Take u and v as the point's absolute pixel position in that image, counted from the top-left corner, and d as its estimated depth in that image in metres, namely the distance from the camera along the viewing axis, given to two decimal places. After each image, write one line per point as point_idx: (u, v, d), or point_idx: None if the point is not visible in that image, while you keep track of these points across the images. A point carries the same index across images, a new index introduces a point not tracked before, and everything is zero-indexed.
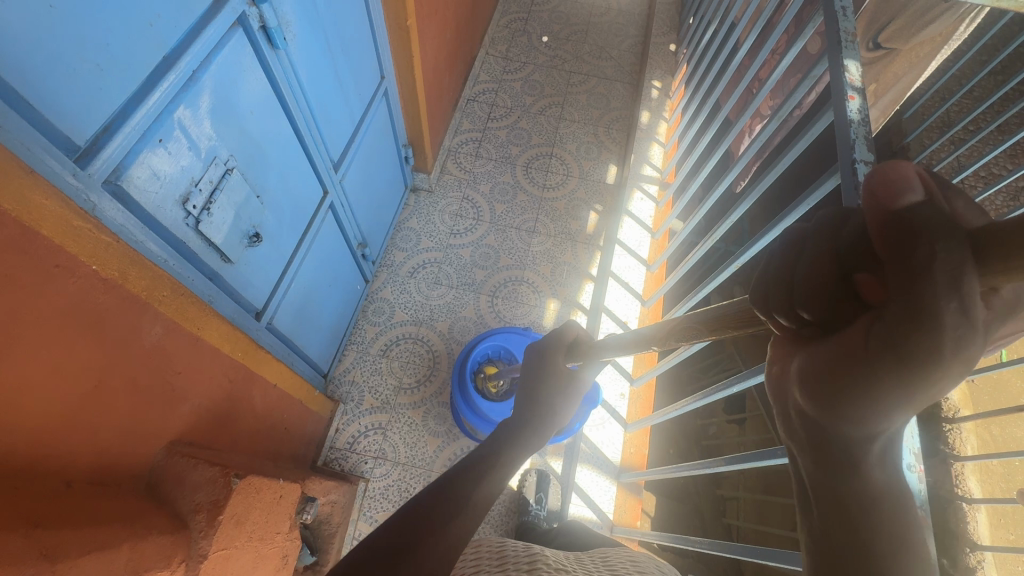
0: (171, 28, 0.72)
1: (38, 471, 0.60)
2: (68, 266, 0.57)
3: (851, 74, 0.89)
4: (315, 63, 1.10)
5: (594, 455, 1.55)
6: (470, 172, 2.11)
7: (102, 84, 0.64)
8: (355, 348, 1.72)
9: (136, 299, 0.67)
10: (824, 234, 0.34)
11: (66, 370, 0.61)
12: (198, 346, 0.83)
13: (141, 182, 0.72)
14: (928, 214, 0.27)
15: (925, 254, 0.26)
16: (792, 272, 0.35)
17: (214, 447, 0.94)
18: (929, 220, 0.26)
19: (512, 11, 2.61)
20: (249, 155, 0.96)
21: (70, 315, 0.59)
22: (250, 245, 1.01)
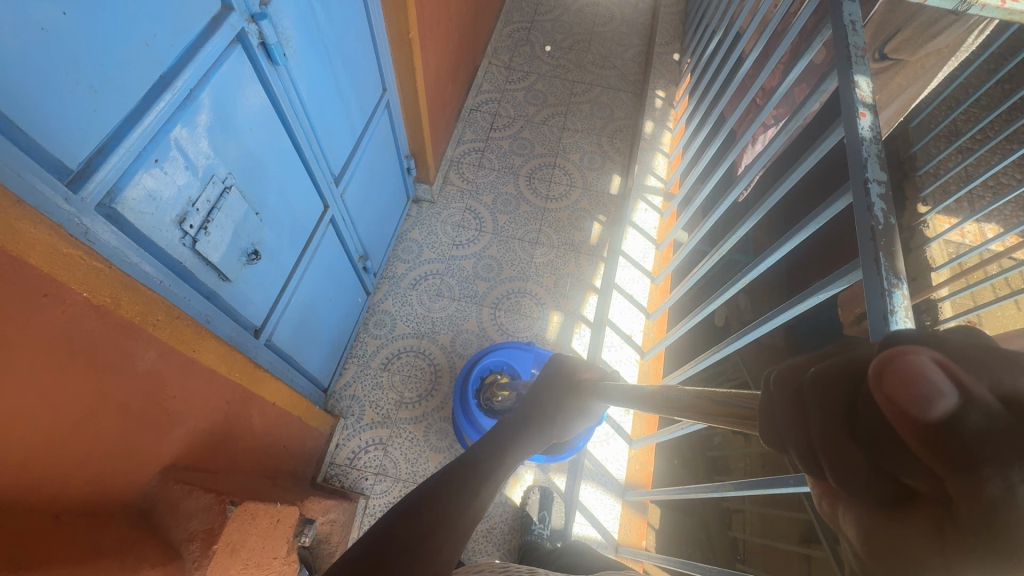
0: (167, 46, 0.71)
1: (25, 504, 0.57)
2: (59, 295, 0.55)
3: (862, 90, 0.87)
4: (315, 78, 1.09)
5: (598, 472, 1.52)
6: (472, 183, 2.10)
7: (96, 106, 0.62)
8: (356, 362, 1.70)
9: (130, 324, 0.65)
10: (836, 384, 0.27)
11: (55, 400, 0.59)
12: (194, 368, 0.81)
13: (136, 204, 0.70)
14: (988, 424, 0.19)
15: (972, 463, 0.20)
16: (809, 425, 0.29)
17: (210, 470, 0.91)
18: (969, 433, 0.20)
19: (515, 20, 2.61)
20: (248, 172, 0.95)
21: (60, 344, 0.57)
22: (248, 262, 1.00)
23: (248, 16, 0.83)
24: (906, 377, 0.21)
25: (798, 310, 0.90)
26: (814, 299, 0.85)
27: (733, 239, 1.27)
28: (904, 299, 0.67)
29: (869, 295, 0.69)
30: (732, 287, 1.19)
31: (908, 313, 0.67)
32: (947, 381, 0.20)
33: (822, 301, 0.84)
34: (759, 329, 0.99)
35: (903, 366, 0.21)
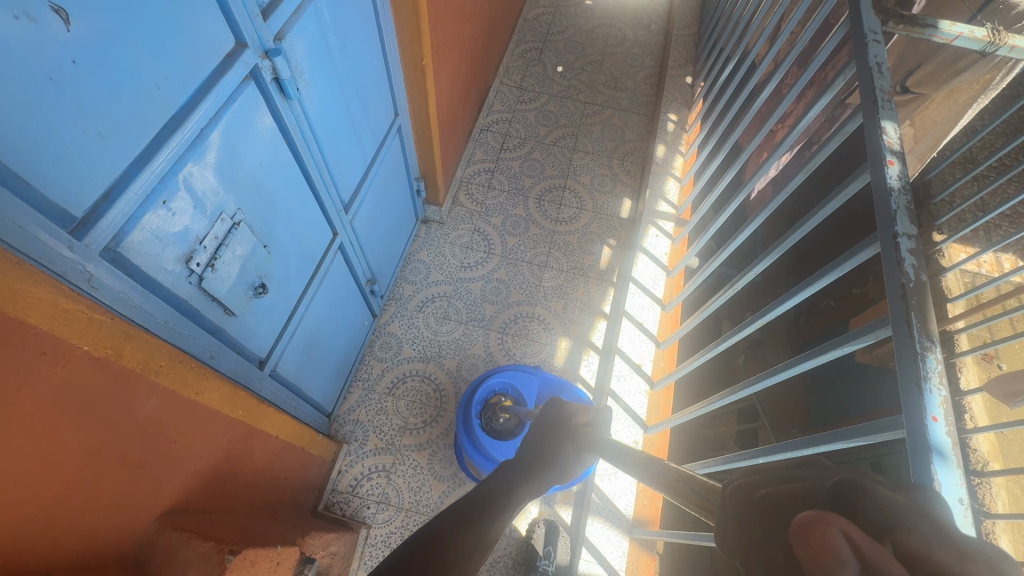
0: (180, 87, 0.69)
1: (16, 567, 0.55)
2: (60, 353, 0.53)
3: (889, 136, 0.84)
4: (328, 108, 1.08)
5: (605, 506, 1.49)
6: (482, 204, 2.08)
7: (104, 151, 0.61)
8: (360, 386, 1.68)
9: (131, 374, 0.63)
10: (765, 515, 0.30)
11: (52, 457, 0.56)
12: (197, 410, 0.79)
13: (142, 246, 0.69)
14: None
15: None
16: (739, 546, 0.31)
17: (210, 511, 0.89)
18: None
19: (527, 40, 2.60)
20: (257, 205, 0.93)
21: (59, 400, 0.55)
22: (255, 296, 0.98)
23: (262, 52, 0.82)
24: (824, 545, 0.25)
25: (820, 360, 0.87)
26: (836, 351, 0.82)
27: (749, 277, 1.24)
28: (937, 363, 0.63)
29: (900, 356, 0.66)
30: (748, 327, 1.16)
31: (941, 377, 0.63)
32: (855, 563, 0.25)
33: (846, 353, 0.80)
34: (777, 375, 0.96)
35: (818, 536, 0.26)
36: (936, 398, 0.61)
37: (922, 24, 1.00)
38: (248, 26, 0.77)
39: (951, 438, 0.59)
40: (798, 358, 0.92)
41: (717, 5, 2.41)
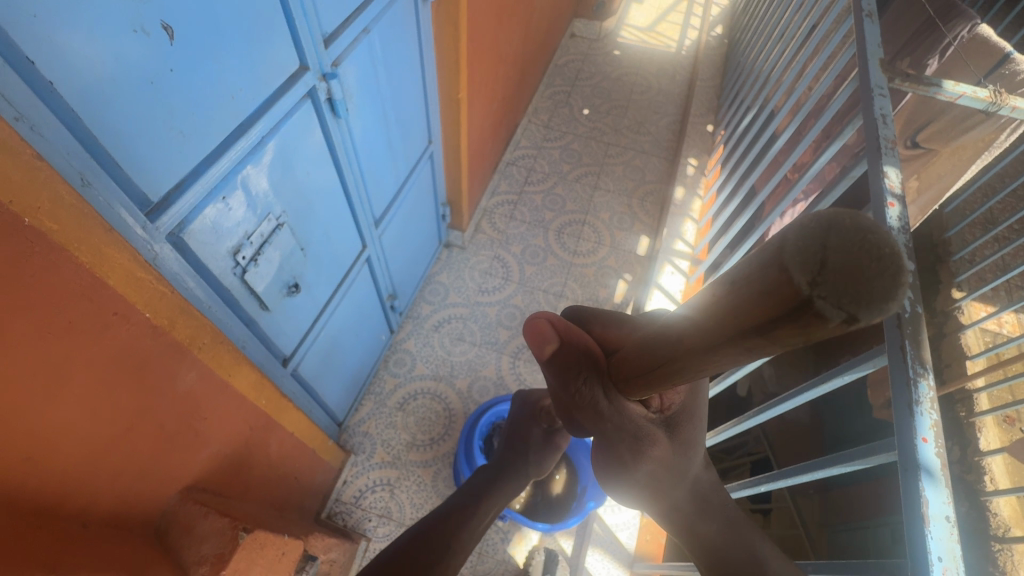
0: (250, 98, 0.79)
1: (58, 510, 0.61)
2: (125, 316, 0.60)
3: (890, 180, 0.90)
4: (370, 129, 1.17)
5: (607, 538, 1.46)
6: (503, 233, 2.17)
7: (183, 148, 0.70)
8: (372, 399, 1.71)
9: (180, 345, 0.70)
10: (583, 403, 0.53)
11: (103, 413, 0.62)
12: (227, 392, 0.85)
13: (200, 234, 0.77)
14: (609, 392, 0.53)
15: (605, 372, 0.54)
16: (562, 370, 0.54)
17: (224, 495, 0.93)
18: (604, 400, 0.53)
19: (556, 84, 2.76)
20: (299, 211, 1.02)
21: (119, 358, 0.62)
22: (288, 294, 1.05)
23: (320, 75, 0.93)
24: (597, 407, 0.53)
25: (832, 384, 0.85)
26: (837, 380, 0.83)
27: None
28: (929, 389, 0.67)
29: (893, 381, 0.69)
30: (756, 358, 1.09)
31: (933, 403, 0.67)
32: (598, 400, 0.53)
33: (848, 382, 0.81)
34: (790, 401, 0.95)
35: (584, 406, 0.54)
36: (926, 421, 0.65)
37: (925, 82, 1.07)
38: (312, 51, 0.88)
39: (940, 460, 0.62)
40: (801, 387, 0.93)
41: (738, 60, 2.54)
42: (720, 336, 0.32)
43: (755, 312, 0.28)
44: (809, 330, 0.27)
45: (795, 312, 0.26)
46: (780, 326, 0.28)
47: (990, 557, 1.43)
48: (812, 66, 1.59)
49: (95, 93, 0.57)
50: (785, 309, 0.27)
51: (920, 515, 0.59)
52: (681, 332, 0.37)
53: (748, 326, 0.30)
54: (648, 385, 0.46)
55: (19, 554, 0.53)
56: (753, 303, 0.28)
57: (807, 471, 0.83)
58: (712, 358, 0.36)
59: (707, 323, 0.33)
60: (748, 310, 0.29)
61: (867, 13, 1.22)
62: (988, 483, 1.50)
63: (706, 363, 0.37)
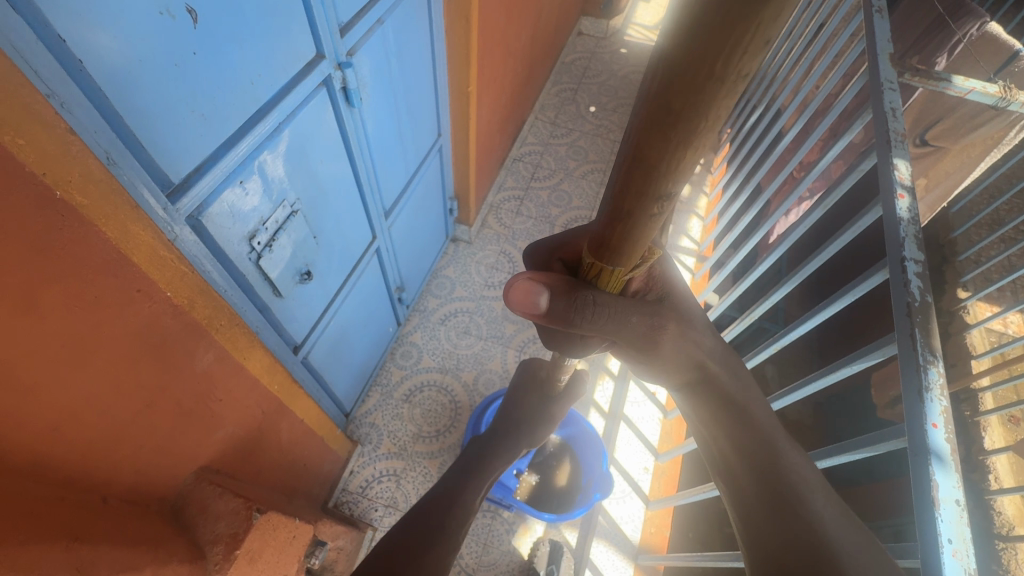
0: (268, 85, 0.80)
1: (80, 484, 0.62)
2: (147, 294, 0.61)
3: (900, 172, 0.90)
4: (382, 120, 1.18)
5: (612, 530, 1.47)
6: (509, 228, 2.18)
7: (204, 131, 0.71)
8: (379, 391, 1.72)
9: (198, 325, 0.71)
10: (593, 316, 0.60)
11: (124, 389, 0.63)
12: (242, 375, 0.86)
13: (218, 217, 0.78)
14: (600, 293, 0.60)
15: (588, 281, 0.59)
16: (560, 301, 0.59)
17: (236, 477, 0.94)
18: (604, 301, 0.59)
19: (563, 81, 2.77)
20: (313, 198, 1.03)
21: (141, 335, 0.63)
22: (300, 282, 1.06)
23: (336, 64, 0.94)
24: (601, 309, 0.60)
25: (843, 374, 0.87)
26: (846, 369, 0.86)
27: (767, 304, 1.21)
28: (938, 376, 0.68)
29: (903, 368, 0.70)
30: (763, 352, 1.09)
31: (943, 390, 0.67)
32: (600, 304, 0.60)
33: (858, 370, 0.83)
34: (798, 392, 0.97)
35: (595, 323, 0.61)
36: (936, 407, 0.66)
37: (936, 77, 1.09)
38: (328, 40, 0.89)
39: (950, 444, 0.63)
40: (809, 378, 0.95)
41: None
42: (668, 81, 0.33)
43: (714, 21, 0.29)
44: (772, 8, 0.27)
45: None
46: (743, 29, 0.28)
47: (994, 555, 1.36)
48: (819, 64, 1.59)
49: (122, 73, 0.58)
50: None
51: (931, 499, 0.60)
52: (639, 128, 0.36)
53: (710, 54, 0.30)
54: (621, 234, 0.45)
55: (45, 521, 0.54)
56: (710, 12, 0.29)
57: (816, 461, 0.83)
58: (657, 142, 0.36)
59: (665, 88, 0.33)
60: (699, 22, 0.30)
61: (877, 9, 1.22)
62: (993, 481, 1.44)
63: (672, 159, 0.36)
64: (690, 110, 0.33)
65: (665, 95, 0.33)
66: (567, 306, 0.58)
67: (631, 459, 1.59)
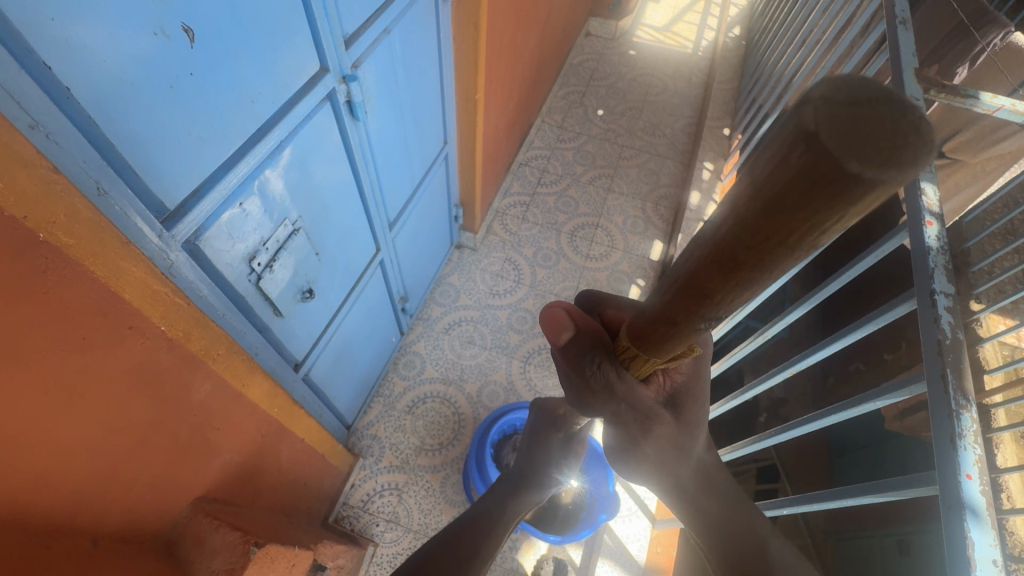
0: (270, 102, 0.77)
1: (69, 529, 0.59)
2: (139, 331, 0.58)
3: (928, 196, 0.86)
4: (387, 131, 1.15)
5: (617, 550, 1.45)
6: (515, 234, 2.14)
7: (201, 154, 0.68)
8: (381, 402, 1.69)
9: (194, 357, 0.68)
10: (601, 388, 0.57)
11: (116, 428, 0.60)
12: (239, 402, 0.82)
13: (215, 241, 0.75)
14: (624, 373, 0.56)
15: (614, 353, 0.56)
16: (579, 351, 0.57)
17: (234, 504, 0.91)
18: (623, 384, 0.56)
19: (571, 83, 2.72)
20: (315, 214, 0.99)
21: (133, 372, 0.60)
22: (302, 300, 1.03)
23: (340, 77, 0.90)
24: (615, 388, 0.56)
25: (866, 407, 0.83)
26: (868, 404, 0.83)
27: (782, 324, 1.16)
28: (972, 422, 0.64)
29: (934, 411, 0.67)
30: (778, 376, 1.05)
31: (977, 437, 0.63)
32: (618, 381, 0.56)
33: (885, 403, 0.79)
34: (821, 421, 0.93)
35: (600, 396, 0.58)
36: (970, 455, 0.62)
37: (962, 93, 1.03)
38: (332, 53, 0.85)
39: (985, 497, 0.60)
40: (828, 409, 0.93)
41: (757, 62, 2.50)
42: (730, 235, 0.30)
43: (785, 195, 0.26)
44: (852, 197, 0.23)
45: (828, 179, 0.23)
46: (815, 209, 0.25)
47: None
48: None
49: (113, 99, 0.55)
50: (801, 175, 0.24)
51: (966, 558, 0.56)
52: (697, 260, 0.33)
53: (773, 222, 0.27)
54: (664, 334, 0.42)
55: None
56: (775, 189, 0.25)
57: (836, 501, 0.80)
58: (717, 280, 0.33)
59: (726, 238, 0.30)
60: (765, 192, 0.26)
61: (901, 20, 1.18)
62: (1007, 503, 1.41)
63: (729, 293, 0.33)
64: (756, 260, 0.29)
65: (729, 242, 0.30)
66: (579, 357, 0.56)
67: None
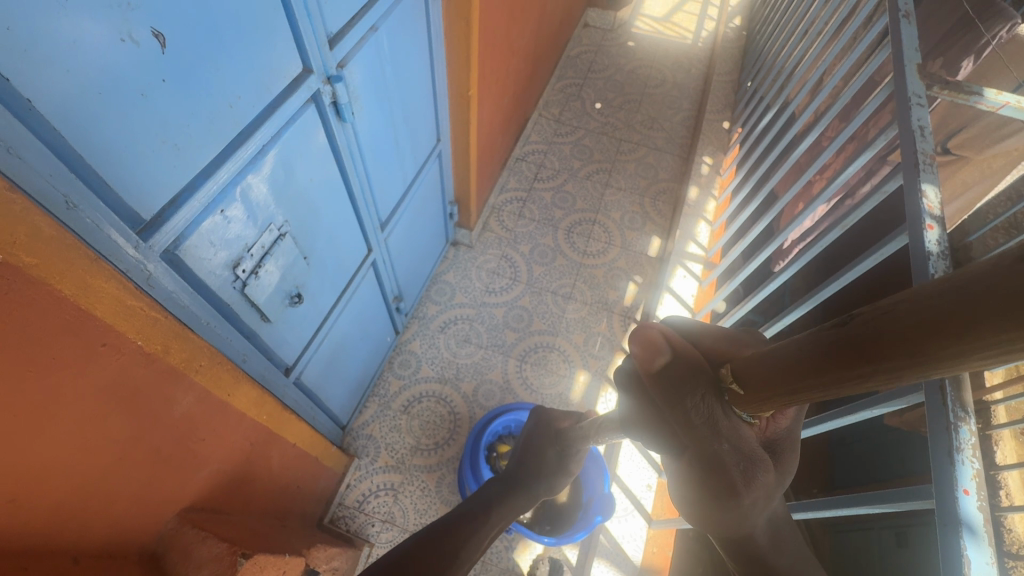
0: (250, 106, 0.74)
1: (48, 548, 0.58)
2: (113, 347, 0.57)
3: (929, 200, 0.84)
4: (376, 130, 1.12)
5: (612, 550, 1.45)
6: (512, 231, 2.12)
7: (177, 161, 0.66)
8: (376, 401, 1.69)
9: (175, 371, 0.66)
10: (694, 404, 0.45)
11: (94, 444, 0.59)
12: (224, 411, 0.81)
13: (196, 250, 0.73)
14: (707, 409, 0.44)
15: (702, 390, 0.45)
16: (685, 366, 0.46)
17: (223, 511, 0.91)
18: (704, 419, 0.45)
19: (568, 76, 2.68)
20: (302, 218, 0.97)
21: (109, 389, 0.58)
22: (290, 305, 1.01)
23: (324, 78, 0.88)
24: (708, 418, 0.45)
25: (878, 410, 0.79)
26: (866, 411, 0.82)
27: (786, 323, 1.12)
28: (971, 435, 0.62)
29: (931, 425, 0.65)
30: None
31: (974, 450, 0.62)
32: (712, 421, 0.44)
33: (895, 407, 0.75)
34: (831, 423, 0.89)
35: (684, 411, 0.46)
36: (968, 470, 0.61)
37: (966, 91, 0.97)
38: (316, 54, 0.83)
39: (982, 513, 0.58)
40: (831, 415, 0.91)
41: (758, 53, 2.45)
42: (810, 356, 0.32)
43: (919, 324, 0.25)
44: (1009, 349, 0.23)
45: (917, 337, 0.26)
46: (943, 349, 0.25)
47: None
48: (838, 67, 1.51)
49: (81, 108, 0.52)
50: (900, 335, 0.26)
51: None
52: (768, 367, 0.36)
53: (849, 357, 0.29)
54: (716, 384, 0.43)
55: None
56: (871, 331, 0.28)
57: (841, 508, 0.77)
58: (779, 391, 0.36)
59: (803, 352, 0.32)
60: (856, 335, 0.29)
61: (904, 14, 1.15)
62: None
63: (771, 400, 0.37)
64: (853, 374, 0.30)
65: (843, 341, 0.29)
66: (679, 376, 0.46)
67: (633, 475, 1.54)
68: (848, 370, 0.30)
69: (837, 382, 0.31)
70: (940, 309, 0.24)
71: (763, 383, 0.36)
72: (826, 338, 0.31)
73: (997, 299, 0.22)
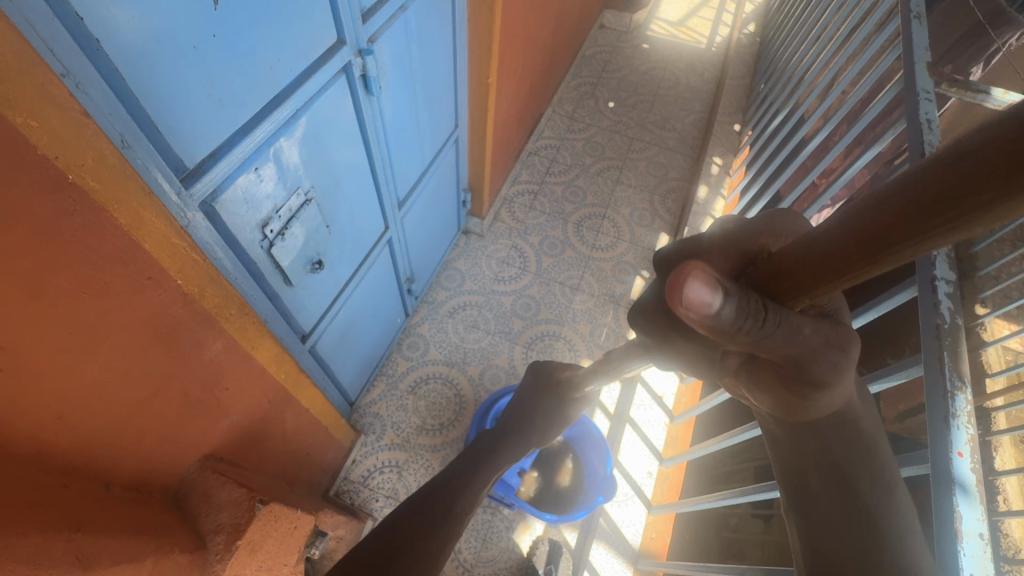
0: (288, 70, 0.78)
1: (85, 471, 0.62)
2: (156, 282, 0.60)
3: None
4: (400, 109, 1.16)
5: (612, 533, 1.47)
6: (522, 222, 2.15)
7: (219, 116, 0.69)
8: (384, 381, 1.72)
9: (208, 314, 0.70)
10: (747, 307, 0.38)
11: (132, 375, 0.63)
12: (247, 364, 0.85)
13: (231, 204, 0.77)
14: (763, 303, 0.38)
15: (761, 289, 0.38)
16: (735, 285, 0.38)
17: (240, 464, 0.94)
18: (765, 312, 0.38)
19: (583, 75, 2.73)
20: (327, 187, 1.01)
21: (150, 323, 0.62)
22: (311, 271, 1.05)
23: (356, 51, 0.92)
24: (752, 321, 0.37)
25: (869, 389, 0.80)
26: (866, 389, 0.84)
27: None
28: (966, 403, 0.65)
29: (929, 394, 0.68)
30: None
31: (970, 417, 0.65)
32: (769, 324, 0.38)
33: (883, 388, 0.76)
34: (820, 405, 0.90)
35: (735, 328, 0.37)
36: (962, 435, 0.63)
37: (973, 88, 0.99)
38: (350, 26, 0.87)
39: (976, 475, 0.61)
40: None
41: (771, 59, 2.48)
42: (830, 243, 0.32)
43: (925, 197, 0.26)
44: (1007, 206, 0.24)
45: (930, 206, 0.26)
46: (952, 217, 0.26)
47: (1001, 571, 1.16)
48: (850, 69, 1.55)
49: (139, 53, 0.56)
50: (910, 209, 0.27)
51: (954, 531, 0.57)
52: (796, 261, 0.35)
53: (864, 241, 0.30)
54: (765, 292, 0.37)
55: (50, 508, 0.54)
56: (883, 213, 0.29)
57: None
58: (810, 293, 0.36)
59: (824, 243, 0.33)
60: (866, 218, 0.30)
61: (916, 15, 1.19)
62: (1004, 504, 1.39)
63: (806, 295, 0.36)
64: (865, 259, 0.31)
65: (854, 225, 0.30)
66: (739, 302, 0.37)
67: (634, 462, 1.57)
68: (856, 256, 0.31)
69: (847, 272, 0.32)
70: (941, 176, 0.26)
71: (809, 270, 0.34)
72: (837, 227, 0.32)
73: (1004, 163, 0.23)
